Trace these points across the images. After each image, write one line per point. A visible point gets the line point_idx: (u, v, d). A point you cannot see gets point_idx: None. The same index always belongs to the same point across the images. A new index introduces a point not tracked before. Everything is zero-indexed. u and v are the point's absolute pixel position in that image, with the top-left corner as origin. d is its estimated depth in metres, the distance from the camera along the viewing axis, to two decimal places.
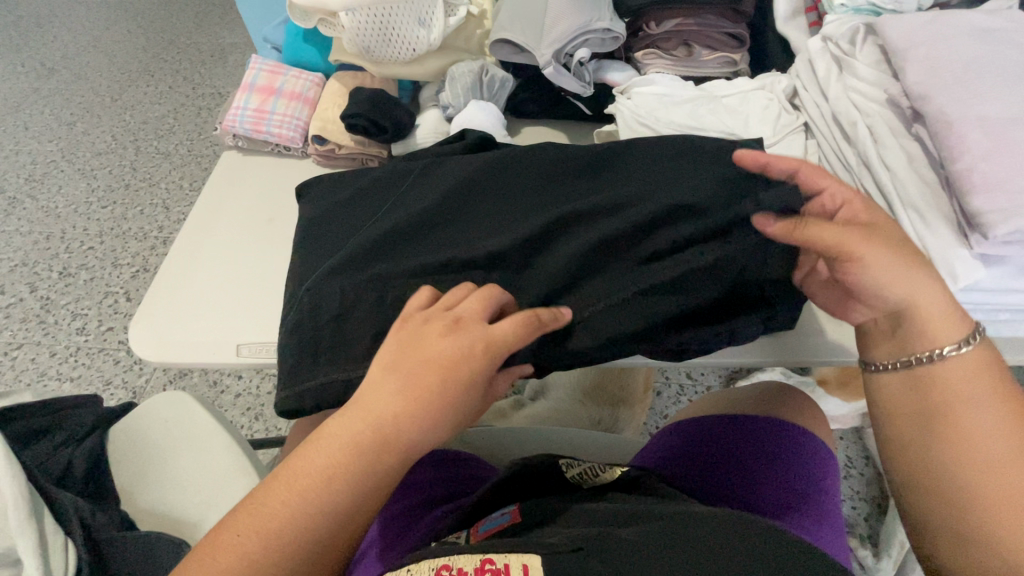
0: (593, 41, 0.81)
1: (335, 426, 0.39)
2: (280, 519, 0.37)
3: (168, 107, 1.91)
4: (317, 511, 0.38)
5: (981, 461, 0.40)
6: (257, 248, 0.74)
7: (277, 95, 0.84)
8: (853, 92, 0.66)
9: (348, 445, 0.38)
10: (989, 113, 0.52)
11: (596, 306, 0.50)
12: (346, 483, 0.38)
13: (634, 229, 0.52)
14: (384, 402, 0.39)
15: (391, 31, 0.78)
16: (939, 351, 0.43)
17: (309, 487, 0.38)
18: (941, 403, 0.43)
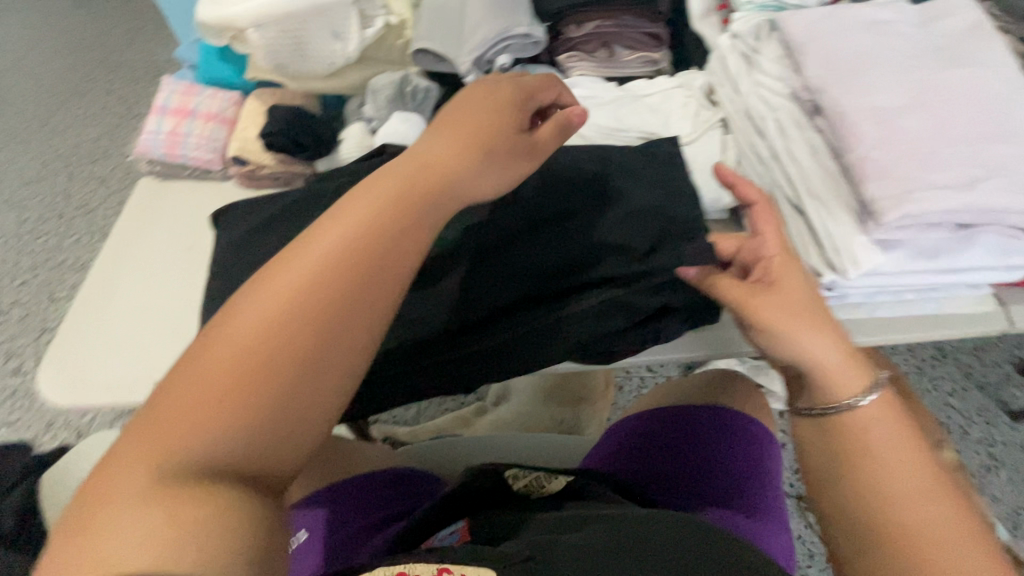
0: (515, 47, 0.80)
1: (306, 238, 0.34)
2: (254, 362, 0.30)
3: (102, 130, 1.82)
4: (300, 343, 0.31)
5: (918, 514, 0.37)
6: (177, 277, 0.72)
7: (191, 116, 0.82)
8: (761, 87, 0.68)
9: (337, 243, 0.34)
10: (879, 103, 0.54)
11: (525, 332, 0.53)
12: (336, 286, 0.33)
13: (566, 259, 0.55)
14: (373, 194, 0.37)
15: (305, 46, 0.76)
16: (846, 403, 0.42)
17: (280, 317, 0.31)
18: (863, 450, 0.41)
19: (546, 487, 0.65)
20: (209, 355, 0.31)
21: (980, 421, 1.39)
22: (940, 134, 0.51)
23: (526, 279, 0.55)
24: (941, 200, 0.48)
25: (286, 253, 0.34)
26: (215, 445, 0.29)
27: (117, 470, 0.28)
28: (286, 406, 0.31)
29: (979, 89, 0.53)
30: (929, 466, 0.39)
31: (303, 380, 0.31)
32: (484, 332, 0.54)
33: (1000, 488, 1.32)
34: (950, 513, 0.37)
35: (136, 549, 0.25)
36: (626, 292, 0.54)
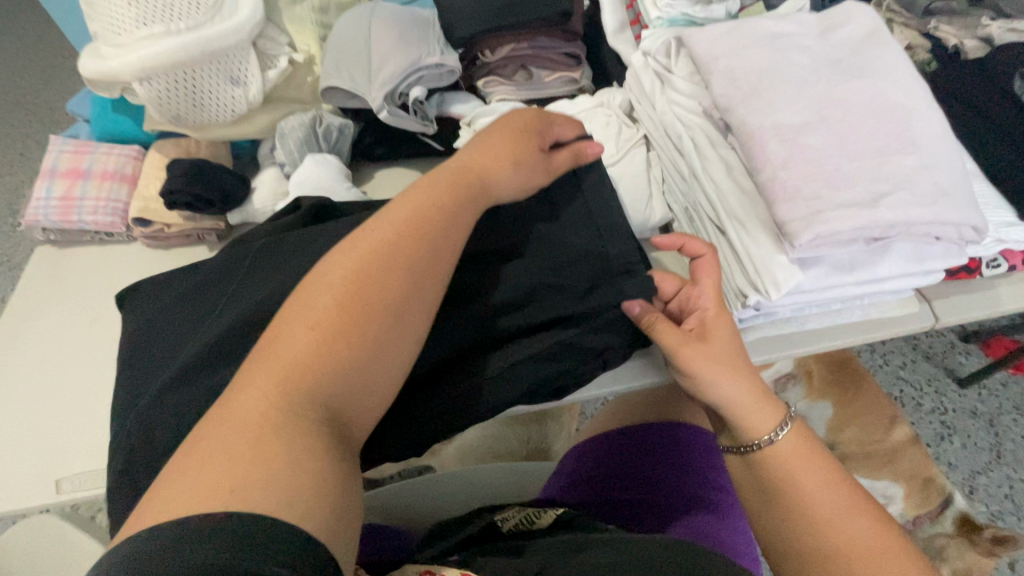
0: (428, 77, 0.78)
1: (376, 220, 0.41)
2: (338, 323, 0.35)
3: (20, 177, 1.70)
4: (376, 305, 0.36)
5: (836, 534, 0.43)
6: (77, 358, 0.66)
7: (85, 177, 0.76)
8: (675, 106, 0.67)
9: (404, 222, 0.41)
10: (784, 120, 0.53)
11: (478, 384, 0.48)
12: (408, 256, 0.39)
13: (513, 300, 0.51)
14: (428, 188, 0.44)
15: (201, 95, 0.72)
16: (768, 438, 0.46)
17: (362, 281, 0.37)
18: (781, 481, 0.45)
19: (536, 522, 0.64)
20: (302, 314, 0.35)
21: (930, 391, 1.44)
22: (844, 149, 0.51)
23: (469, 324, 0.50)
24: (850, 219, 0.48)
25: (360, 233, 0.40)
26: (309, 389, 0.32)
27: (236, 401, 0.31)
28: (365, 359, 0.35)
29: (879, 99, 0.54)
30: (836, 486, 0.45)
31: (377, 340, 0.36)
32: (425, 386, 0.48)
33: (955, 454, 1.37)
34: (863, 525, 0.43)
35: (260, 466, 0.28)
36: (575, 333, 0.50)
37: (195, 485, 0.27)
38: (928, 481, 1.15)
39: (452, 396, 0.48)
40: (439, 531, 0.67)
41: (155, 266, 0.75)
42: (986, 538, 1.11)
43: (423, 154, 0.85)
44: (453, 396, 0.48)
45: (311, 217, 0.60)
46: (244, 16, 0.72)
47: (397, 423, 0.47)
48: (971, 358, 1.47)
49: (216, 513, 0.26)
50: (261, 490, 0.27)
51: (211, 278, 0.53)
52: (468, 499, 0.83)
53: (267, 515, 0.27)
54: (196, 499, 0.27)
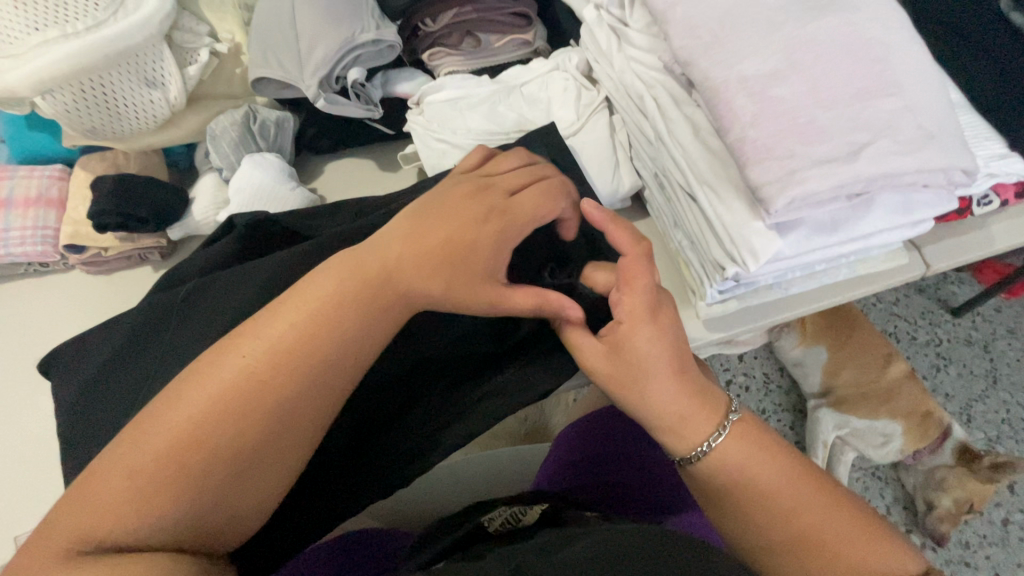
0: (367, 56, 0.71)
1: (266, 320, 0.36)
2: (183, 456, 0.32)
3: None
4: (231, 441, 0.33)
5: (803, 519, 0.41)
6: (23, 401, 0.62)
7: (6, 205, 0.69)
8: (634, 63, 0.61)
9: (282, 335, 0.35)
10: (750, 71, 0.48)
11: (444, 426, 0.48)
12: (278, 385, 0.34)
13: (441, 359, 0.49)
14: (325, 285, 0.38)
15: (115, 102, 0.65)
16: (708, 444, 0.43)
17: (219, 411, 0.33)
18: (732, 477, 0.43)
19: (522, 519, 0.63)
20: (146, 436, 0.33)
21: (925, 324, 1.42)
22: (817, 97, 0.46)
23: (396, 387, 0.48)
24: (827, 177, 0.44)
25: (231, 343, 0.36)
26: (140, 526, 0.31)
27: (74, 514, 0.31)
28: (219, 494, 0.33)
29: (853, 36, 0.48)
30: (792, 472, 0.43)
31: (231, 474, 0.33)
32: (326, 468, 0.45)
33: (952, 385, 1.36)
34: (827, 512, 0.41)
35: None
36: (526, 371, 0.49)
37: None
38: (926, 415, 1.13)
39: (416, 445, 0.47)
40: (427, 539, 0.65)
41: (98, 293, 0.70)
42: (986, 466, 1.10)
43: (373, 140, 0.78)
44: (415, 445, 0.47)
45: (246, 233, 0.55)
46: (151, 8, 0.64)
47: (297, 512, 0.44)
48: (964, 287, 1.45)
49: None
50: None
51: (142, 311, 0.49)
52: (462, 493, 0.80)
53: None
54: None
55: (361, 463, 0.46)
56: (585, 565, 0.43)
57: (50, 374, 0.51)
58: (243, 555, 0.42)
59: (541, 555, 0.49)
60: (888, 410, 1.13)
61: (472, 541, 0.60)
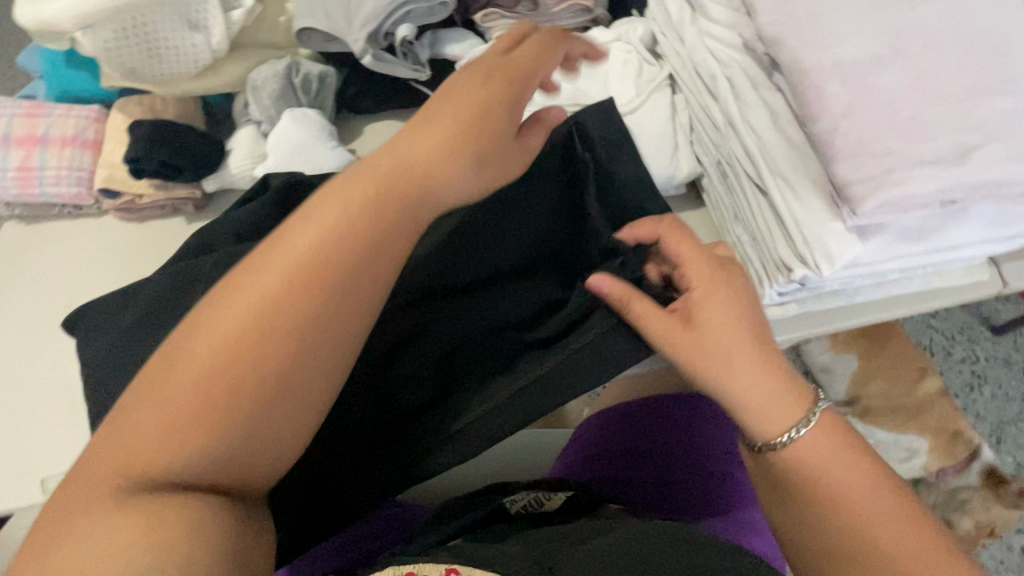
0: (417, 12, 0.66)
1: (290, 232, 0.33)
2: (220, 385, 0.30)
3: None
4: (266, 371, 0.31)
5: (880, 536, 0.37)
6: (52, 343, 0.62)
7: (43, 143, 0.68)
8: (708, 38, 0.56)
9: (306, 253, 0.32)
10: (847, 55, 0.43)
11: (488, 404, 0.45)
12: (312, 306, 0.32)
13: (485, 330, 0.50)
14: (348, 194, 0.34)
15: (156, 43, 0.62)
16: (793, 434, 0.40)
17: (251, 337, 0.31)
18: (813, 477, 0.39)
19: (546, 504, 0.63)
20: (172, 373, 0.30)
21: (963, 339, 1.36)
22: (923, 89, 0.42)
23: (435, 359, 0.48)
24: (929, 180, 0.40)
25: (251, 263, 0.33)
26: (176, 462, 0.29)
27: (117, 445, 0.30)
28: (265, 421, 0.31)
29: (968, 22, 0.43)
30: (874, 484, 0.39)
31: (271, 401, 0.31)
32: (347, 446, 0.46)
33: (985, 405, 1.31)
34: (889, 522, 0.38)
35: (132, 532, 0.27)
36: (597, 344, 0.44)
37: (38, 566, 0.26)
38: (957, 433, 1.07)
39: (458, 424, 0.45)
40: (450, 506, 0.65)
41: (130, 241, 0.69)
42: (1014, 492, 1.06)
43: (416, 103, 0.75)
44: (457, 424, 0.45)
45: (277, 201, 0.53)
46: None
47: (346, 481, 0.45)
48: (1010, 305, 1.38)
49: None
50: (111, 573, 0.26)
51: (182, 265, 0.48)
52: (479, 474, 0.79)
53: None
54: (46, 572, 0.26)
55: (403, 439, 0.46)
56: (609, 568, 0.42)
57: (84, 322, 0.50)
58: (306, 515, 0.44)
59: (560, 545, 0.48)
60: (918, 424, 1.08)
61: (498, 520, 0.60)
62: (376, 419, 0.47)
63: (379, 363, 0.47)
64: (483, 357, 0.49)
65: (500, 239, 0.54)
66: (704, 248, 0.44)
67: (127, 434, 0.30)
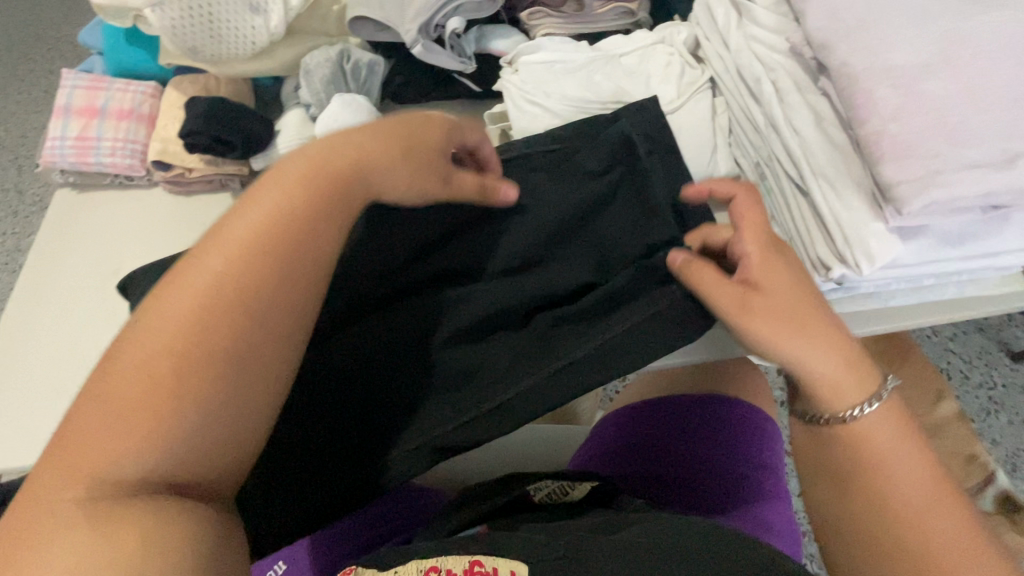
0: (468, 7, 0.68)
1: (213, 248, 0.36)
2: (160, 389, 0.32)
3: (28, 101, 1.61)
4: (197, 381, 0.33)
5: (928, 527, 0.39)
6: (102, 307, 0.64)
7: (101, 115, 0.71)
8: (754, 42, 0.58)
9: (228, 263, 0.35)
10: (898, 61, 0.44)
11: (506, 390, 0.46)
12: (246, 309, 0.35)
13: (489, 326, 0.50)
14: (272, 208, 0.37)
15: (218, 23, 0.65)
16: (855, 413, 0.42)
17: (180, 349, 0.33)
18: (869, 463, 0.42)
19: (570, 493, 0.64)
20: (112, 390, 0.32)
21: (980, 364, 1.35)
22: (971, 96, 0.43)
23: (437, 356, 0.49)
24: (975, 184, 0.41)
25: (171, 282, 0.35)
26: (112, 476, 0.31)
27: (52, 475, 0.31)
28: (199, 431, 0.33)
29: (1019, 34, 0.44)
30: (928, 475, 0.40)
31: (220, 390, 0.33)
32: (351, 434, 0.46)
33: (1001, 432, 1.29)
34: (940, 517, 0.39)
35: (88, 556, 0.28)
36: (613, 335, 0.46)
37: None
38: (972, 457, 1.07)
39: (474, 410, 0.45)
40: (474, 492, 0.67)
41: (178, 212, 0.71)
42: None
43: (459, 95, 0.77)
44: (472, 410, 0.45)
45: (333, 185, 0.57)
46: None
47: (352, 470, 0.45)
48: None
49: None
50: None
51: None
52: (498, 462, 0.80)
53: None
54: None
55: (410, 427, 0.46)
56: (633, 560, 0.43)
57: (140, 284, 0.53)
58: (315, 507, 0.45)
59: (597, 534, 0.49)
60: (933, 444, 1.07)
61: (519, 510, 0.61)
62: (379, 414, 0.47)
63: (372, 367, 0.48)
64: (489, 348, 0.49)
65: (502, 240, 0.54)
66: (749, 242, 0.45)
67: (66, 453, 0.31)
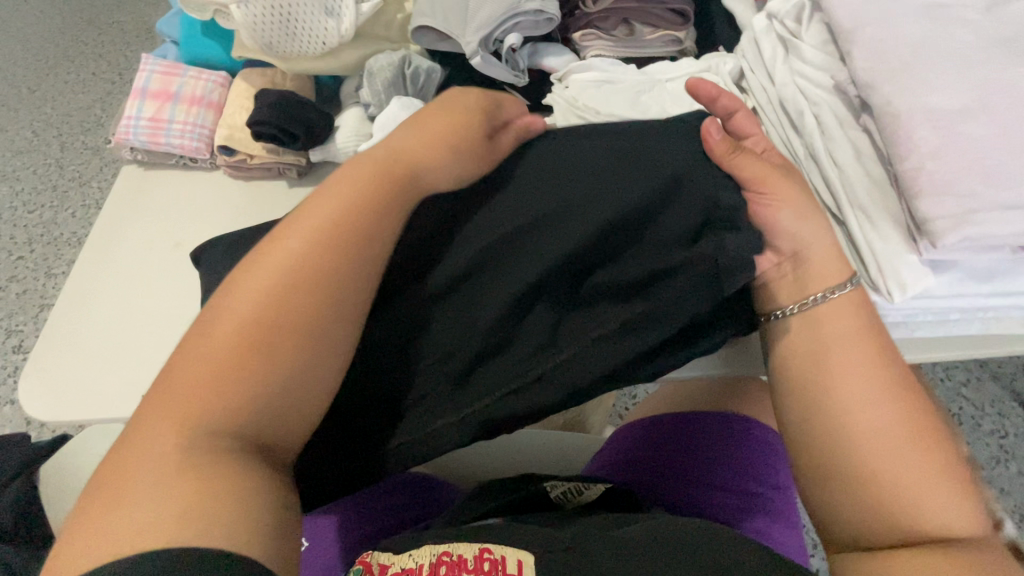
0: (525, 24, 0.72)
1: (296, 225, 0.40)
2: (247, 351, 0.35)
3: (79, 81, 1.68)
4: (284, 342, 0.36)
5: (861, 418, 0.42)
6: (161, 278, 0.68)
7: (174, 100, 0.75)
8: (800, 77, 0.61)
9: (306, 243, 0.38)
10: (938, 104, 0.47)
11: (561, 356, 0.45)
12: (330, 276, 0.38)
13: (537, 292, 0.46)
14: (342, 192, 0.41)
15: (295, 23, 0.69)
16: (826, 293, 0.46)
17: (265, 315, 0.36)
18: (822, 346, 0.45)
19: (583, 494, 0.65)
20: (203, 349, 0.35)
21: (993, 412, 1.33)
22: (1007, 141, 0.45)
23: (478, 326, 0.45)
24: (1007, 223, 0.44)
25: (253, 258, 0.39)
26: (200, 429, 0.33)
27: (148, 426, 0.33)
28: (280, 387, 0.35)
29: None
30: (875, 366, 0.44)
31: (303, 354, 0.36)
32: (370, 411, 0.45)
33: (1010, 481, 1.27)
34: (876, 409, 0.42)
35: (175, 504, 0.29)
36: (660, 304, 0.45)
37: (91, 546, 0.28)
38: None
39: (530, 375, 0.45)
40: (491, 484, 0.68)
41: (237, 195, 0.75)
42: None
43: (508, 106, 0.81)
44: (527, 376, 0.45)
45: None
46: None
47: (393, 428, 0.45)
48: None
49: (127, 560, 0.27)
50: (182, 531, 0.28)
51: None
52: (513, 461, 0.81)
53: (204, 550, 0.28)
54: (97, 555, 0.27)
55: (458, 393, 0.45)
56: (661, 548, 0.44)
57: (206, 258, 0.56)
58: (365, 463, 0.44)
59: (599, 529, 0.49)
60: None
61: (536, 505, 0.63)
62: (419, 385, 0.45)
63: (407, 340, 0.45)
64: (514, 329, 0.46)
65: (547, 200, 0.48)
66: (790, 262, 0.48)
67: (161, 404, 0.33)
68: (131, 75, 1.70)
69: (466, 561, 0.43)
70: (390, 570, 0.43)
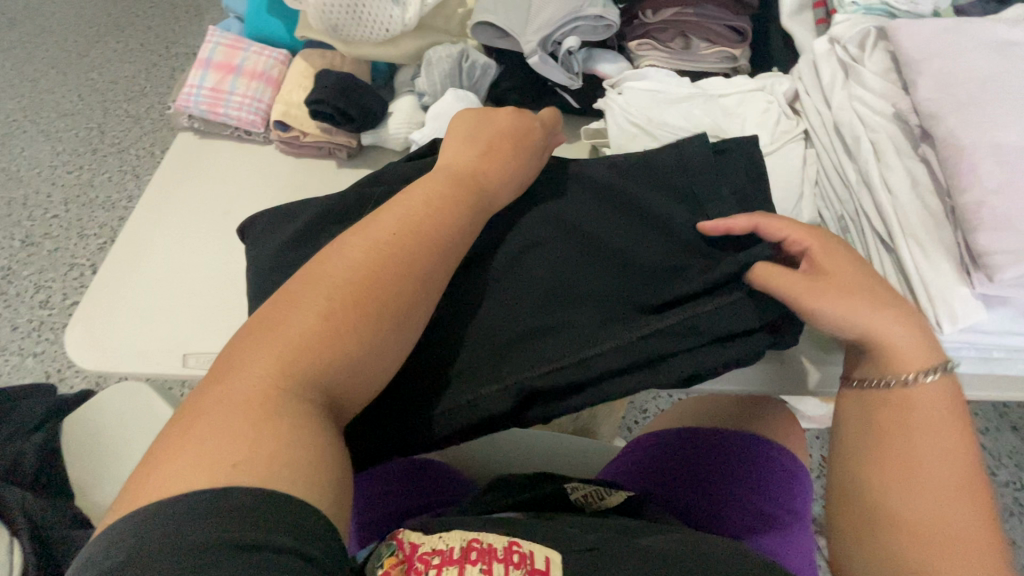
0: (584, 29, 0.73)
1: (389, 211, 0.43)
2: (342, 315, 0.36)
3: (127, 51, 1.72)
4: (372, 312, 0.37)
5: (916, 504, 0.42)
6: (207, 243, 0.69)
7: (236, 73, 0.77)
8: (858, 102, 0.61)
9: (399, 228, 0.41)
10: (1003, 140, 0.47)
11: (604, 346, 0.45)
12: (419, 257, 0.41)
13: (593, 292, 0.49)
14: (428, 189, 0.45)
15: (361, 9, 0.71)
16: (911, 377, 0.44)
17: (360, 285, 0.38)
18: (894, 427, 0.44)
19: (605, 499, 0.65)
20: (293, 310, 0.36)
21: (1009, 462, 1.30)
22: None
23: (530, 308, 0.48)
24: None
25: (348, 236, 0.41)
26: (287, 385, 0.33)
27: (233, 377, 0.33)
28: (365, 355, 0.36)
29: None
30: (948, 458, 0.43)
31: (389, 329, 0.38)
32: (417, 381, 0.46)
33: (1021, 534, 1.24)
34: (939, 504, 0.42)
35: (258, 456, 0.30)
36: (716, 307, 0.46)
37: (169, 476, 0.28)
38: None
39: (568, 359, 0.45)
40: (509, 479, 0.69)
41: (285, 171, 0.76)
42: None
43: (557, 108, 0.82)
44: (564, 360, 0.45)
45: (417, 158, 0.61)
46: None
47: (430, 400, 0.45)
48: None
49: (213, 499, 0.27)
50: (263, 473, 0.29)
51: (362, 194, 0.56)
52: (528, 461, 0.81)
53: (279, 494, 0.29)
54: (175, 483, 0.28)
55: (498, 370, 0.46)
56: (683, 559, 0.44)
57: (258, 228, 0.58)
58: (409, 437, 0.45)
59: (624, 535, 0.49)
60: None
61: (556, 504, 0.62)
62: (464, 358, 0.47)
63: (467, 317, 0.48)
64: (568, 320, 0.47)
65: (607, 221, 0.53)
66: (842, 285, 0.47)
67: (247, 357, 0.34)
68: (176, 48, 1.73)
69: (496, 550, 0.43)
70: (419, 550, 0.42)
